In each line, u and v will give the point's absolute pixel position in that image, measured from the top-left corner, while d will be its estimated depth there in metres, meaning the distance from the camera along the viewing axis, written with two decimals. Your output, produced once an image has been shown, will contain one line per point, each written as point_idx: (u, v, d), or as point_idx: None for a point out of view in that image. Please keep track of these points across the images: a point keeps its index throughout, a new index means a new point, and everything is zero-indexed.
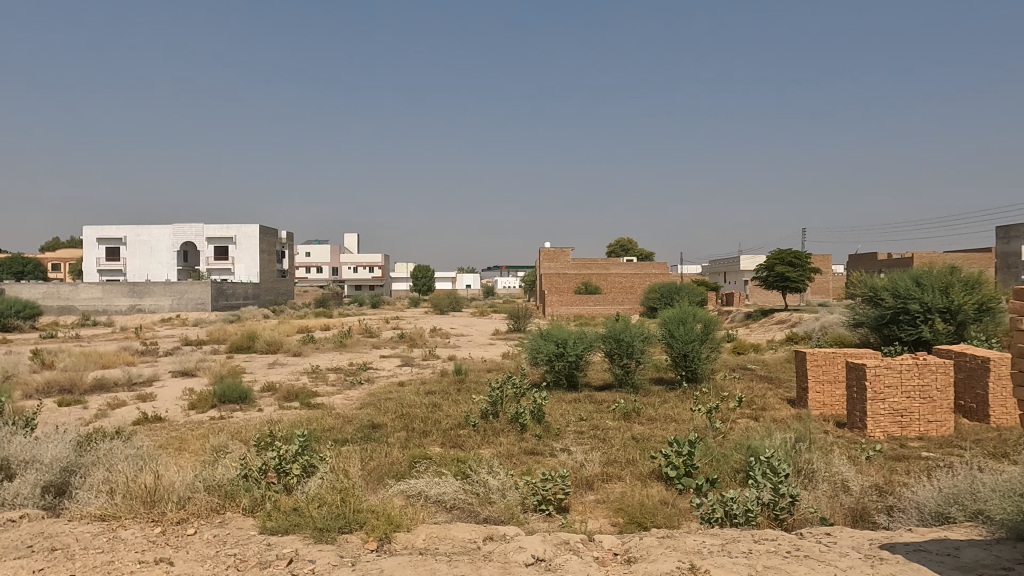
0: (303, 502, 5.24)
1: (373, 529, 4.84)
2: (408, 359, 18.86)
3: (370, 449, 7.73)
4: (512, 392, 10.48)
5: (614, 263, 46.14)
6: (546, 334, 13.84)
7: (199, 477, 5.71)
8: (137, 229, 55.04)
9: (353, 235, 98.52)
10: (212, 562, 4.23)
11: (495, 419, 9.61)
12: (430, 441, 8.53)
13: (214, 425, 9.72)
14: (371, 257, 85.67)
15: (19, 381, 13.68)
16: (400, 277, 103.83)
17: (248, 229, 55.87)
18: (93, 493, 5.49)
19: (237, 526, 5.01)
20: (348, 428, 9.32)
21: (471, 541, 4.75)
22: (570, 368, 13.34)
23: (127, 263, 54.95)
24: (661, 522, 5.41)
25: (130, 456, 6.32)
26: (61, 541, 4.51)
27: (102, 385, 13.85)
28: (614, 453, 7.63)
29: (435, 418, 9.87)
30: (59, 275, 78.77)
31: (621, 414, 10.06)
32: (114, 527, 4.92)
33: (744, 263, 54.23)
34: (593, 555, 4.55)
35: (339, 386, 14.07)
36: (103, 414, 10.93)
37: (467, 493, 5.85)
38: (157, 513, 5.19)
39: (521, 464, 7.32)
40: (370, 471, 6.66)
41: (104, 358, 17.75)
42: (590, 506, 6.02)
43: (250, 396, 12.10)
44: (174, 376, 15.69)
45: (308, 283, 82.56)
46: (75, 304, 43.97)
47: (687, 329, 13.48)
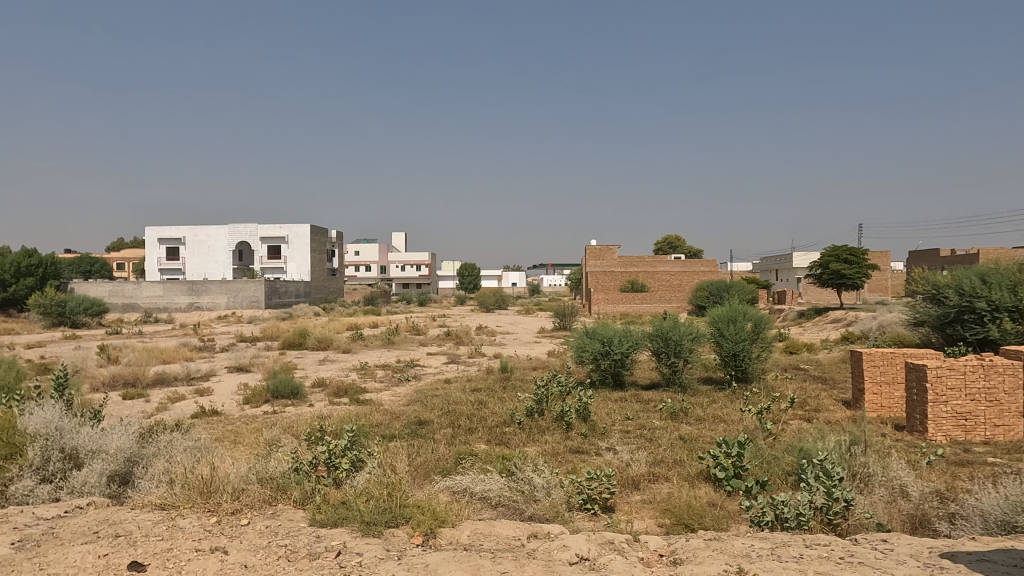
0: (352, 496, 5.33)
1: (419, 523, 4.90)
2: (455, 357, 19.10)
3: (417, 446, 7.84)
4: (558, 389, 10.43)
5: (661, 262, 45.60)
6: (591, 332, 13.75)
7: (253, 470, 5.89)
8: (195, 229, 57.12)
9: (400, 233, 100.24)
10: (265, 551, 4.36)
11: (540, 417, 9.59)
12: (476, 438, 8.60)
13: (268, 419, 10.06)
14: (417, 254, 86.52)
15: (87, 375, 14.41)
16: (446, 276, 104.55)
17: (300, 229, 57.44)
18: (154, 483, 5.74)
19: (288, 518, 5.14)
20: (396, 423, 9.50)
21: (515, 539, 4.76)
22: (616, 366, 13.24)
23: (186, 262, 57.01)
24: (709, 524, 5.31)
25: (188, 448, 6.59)
26: (125, 528, 4.71)
27: (162, 379, 14.42)
28: (661, 453, 7.54)
29: (480, 416, 9.90)
30: (123, 272, 82.07)
31: (668, 413, 9.93)
32: (173, 516, 5.10)
33: (797, 260, 52.62)
34: (638, 556, 4.50)
35: (387, 382, 14.35)
36: (164, 407, 11.42)
37: (512, 490, 5.85)
38: (214, 503, 5.35)
39: (565, 462, 7.31)
40: (417, 467, 6.75)
41: (165, 353, 18.54)
42: (636, 506, 5.96)
43: (301, 391, 12.43)
44: (230, 371, 16.24)
45: (357, 282, 84.22)
46: (139, 301, 45.73)
47: (737, 328, 13.20)
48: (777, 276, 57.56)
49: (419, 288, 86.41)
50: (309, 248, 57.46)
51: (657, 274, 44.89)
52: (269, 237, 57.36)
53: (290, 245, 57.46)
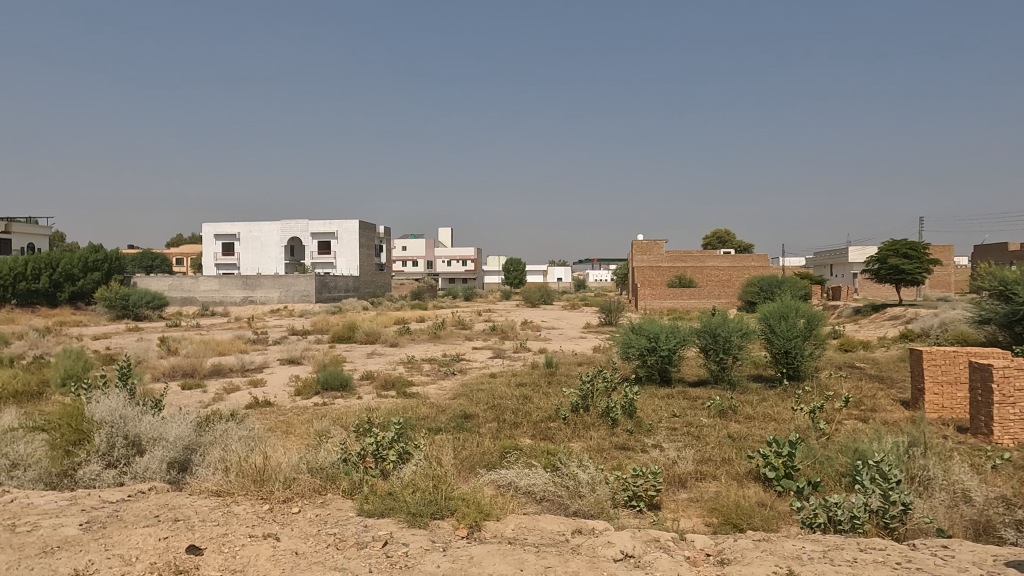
0: (398, 487, 5.42)
1: (464, 515, 4.95)
2: (500, 351, 19.19)
3: (462, 439, 7.92)
4: (603, 385, 10.36)
5: (710, 257, 44.77)
6: (637, 328, 13.61)
7: (304, 460, 6.05)
8: (249, 225, 58.82)
9: (447, 228, 101.09)
10: (314, 539, 4.47)
11: (586, 413, 9.55)
12: (521, 433, 8.62)
13: (318, 410, 10.32)
14: (463, 249, 87.07)
15: (149, 366, 15.04)
16: (492, 271, 104.98)
17: (349, 224, 58.55)
18: (211, 470, 5.95)
19: (337, 507, 5.26)
20: (442, 416, 9.62)
21: (560, 534, 4.76)
22: (663, 363, 13.07)
23: (240, 258, 58.82)
24: (758, 524, 5.20)
25: (243, 437, 6.81)
26: (183, 513, 4.91)
27: (218, 370, 14.93)
28: (709, 451, 7.42)
29: (526, 410, 9.93)
30: (182, 266, 85.14)
31: (716, 411, 9.75)
32: (228, 502, 5.29)
33: (854, 255, 50.88)
34: (684, 554, 4.44)
35: (434, 376, 14.54)
36: (220, 397, 11.83)
37: (557, 485, 5.85)
38: (266, 491, 5.51)
39: (611, 459, 7.26)
40: (462, 460, 6.81)
41: (221, 346, 19.19)
42: (683, 504, 5.88)
43: (350, 383, 12.68)
44: (282, 363, 16.69)
45: (404, 277, 85.41)
46: (197, 295, 47.40)
47: (789, 324, 12.85)
48: (832, 271, 55.83)
49: (465, 283, 87.01)
50: (358, 243, 58.54)
51: (705, 269, 43.99)
52: (319, 233, 58.67)
53: (340, 240, 58.64)
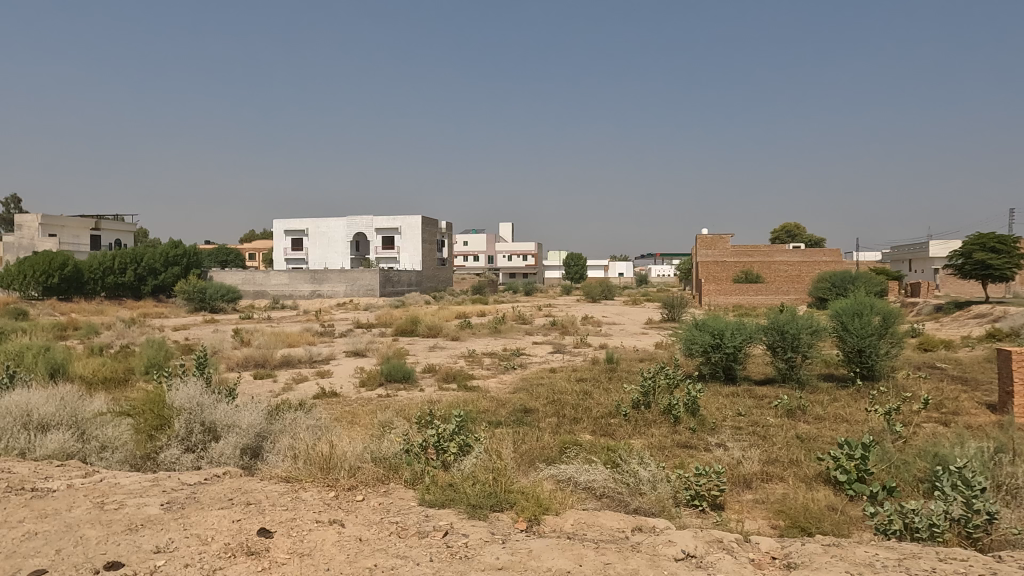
0: (459, 479, 5.49)
1: (523, 509, 4.97)
2: (560, 346, 19.16)
3: (522, 433, 7.94)
4: (665, 381, 10.19)
5: (778, 251, 43.32)
6: (701, 324, 13.32)
7: (368, 450, 6.21)
8: (317, 221, 60.71)
9: (508, 223, 101.59)
10: (377, 527, 4.59)
11: (647, 410, 9.42)
12: (580, 428, 8.59)
13: (382, 401, 10.59)
14: (524, 244, 87.27)
15: (224, 356, 15.78)
16: (552, 266, 104.81)
17: (412, 220, 59.61)
18: (281, 457, 6.19)
19: (399, 497, 5.38)
20: (502, 410, 9.69)
21: (619, 531, 4.71)
22: (728, 360, 12.73)
23: (309, 253, 60.81)
24: (828, 529, 4.99)
25: (311, 426, 7.05)
26: (254, 497, 5.12)
27: (288, 361, 15.51)
28: (776, 452, 7.19)
29: (586, 406, 9.88)
30: (254, 261, 88.72)
31: (784, 411, 9.44)
32: (296, 488, 5.48)
33: (935, 249, 48.18)
34: (748, 556, 4.32)
35: (494, 370, 14.66)
36: (289, 387, 12.30)
37: (617, 482, 5.80)
38: (332, 478, 5.69)
39: (672, 457, 7.14)
40: (522, 454, 6.84)
41: (291, 337, 19.92)
42: (748, 505, 5.72)
43: (413, 375, 12.93)
44: (347, 355, 17.17)
45: (466, 272, 86.37)
46: (268, 288, 49.24)
47: (863, 322, 12.30)
48: (910, 267, 53.06)
49: (526, 278, 87.27)
50: (421, 238, 59.53)
51: (773, 264, 42.66)
52: (383, 228, 59.98)
53: (403, 235, 59.78)
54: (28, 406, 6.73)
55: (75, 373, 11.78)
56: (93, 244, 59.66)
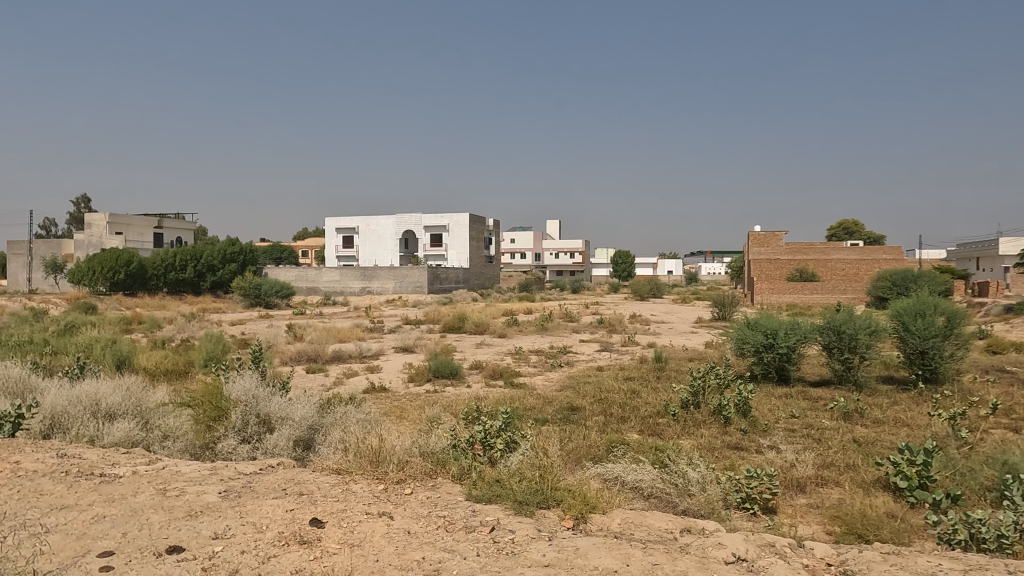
0: (505, 475, 5.50)
1: (570, 506, 4.95)
2: (607, 345, 19.01)
3: (569, 431, 7.91)
4: (715, 381, 9.99)
5: (835, 249, 41.94)
6: (754, 323, 13.02)
7: (417, 444, 6.29)
8: (368, 219, 61.82)
9: (555, 220, 101.35)
10: (425, 520, 4.64)
11: (697, 410, 9.25)
12: (628, 427, 8.51)
13: (429, 397, 10.72)
14: (571, 242, 86.88)
15: (278, 350, 16.24)
16: (600, 263, 104.08)
17: (460, 217, 60.06)
18: (332, 450, 6.33)
19: (447, 491, 5.43)
20: (548, 408, 9.68)
21: (668, 532, 4.65)
22: (781, 360, 12.40)
23: (359, 250, 61.99)
24: (888, 537, 4.81)
25: (361, 420, 7.20)
26: (307, 487, 5.25)
27: (339, 356, 15.84)
28: (831, 456, 6.97)
29: (634, 405, 9.77)
30: (307, 258, 90.95)
31: (841, 413, 9.14)
32: (347, 480, 5.59)
33: (1006, 247, 45.79)
34: (801, 562, 4.20)
35: (540, 367, 14.66)
36: (339, 381, 12.58)
37: (665, 482, 5.72)
38: (382, 471, 5.78)
39: (723, 458, 7.00)
40: (568, 452, 6.82)
41: (342, 333, 20.35)
42: (801, 510, 5.57)
43: (460, 372, 13.05)
44: (397, 351, 17.45)
45: (513, 269, 86.61)
46: (320, 285, 50.36)
47: (926, 322, 11.80)
48: (978, 266, 50.61)
49: (573, 275, 86.93)
50: (468, 235, 59.95)
51: (830, 262, 41.32)
52: (432, 226, 60.64)
53: (451, 233, 60.29)
54: (97, 396, 7.07)
55: (139, 365, 12.31)
56: (156, 242, 62.21)
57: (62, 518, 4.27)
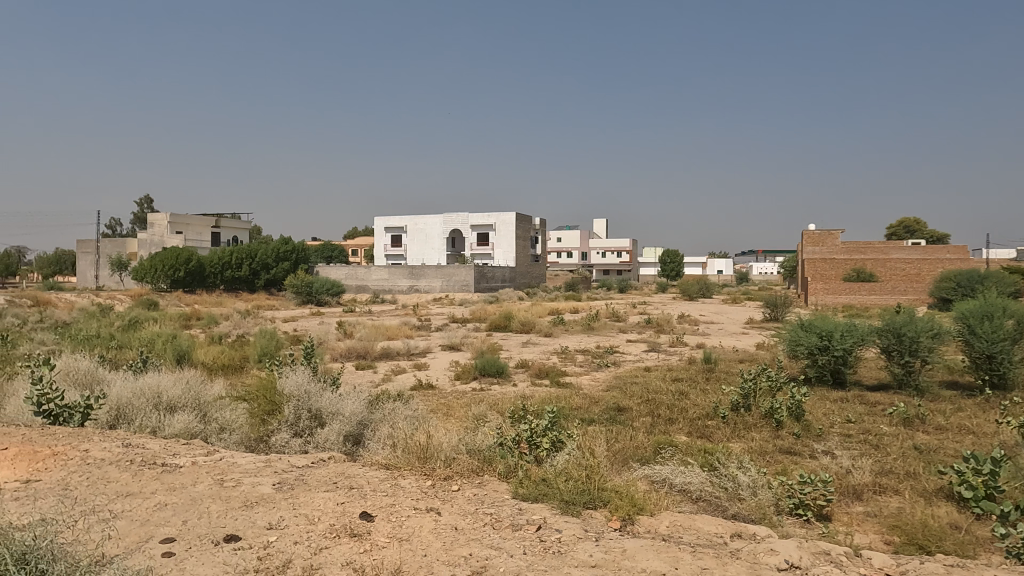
0: (552, 474, 5.49)
1: (617, 508, 4.91)
2: (655, 345, 18.78)
3: (616, 432, 7.85)
4: (767, 384, 9.75)
5: (895, 248, 40.40)
6: (808, 325, 12.66)
7: (463, 442, 6.35)
8: (416, 219, 62.62)
9: (602, 219, 100.64)
10: (472, 517, 4.68)
11: (747, 412, 9.05)
12: (676, 429, 8.39)
13: (476, 394, 10.79)
14: (619, 241, 86.06)
15: (330, 346, 16.62)
16: (647, 263, 102.85)
17: (507, 216, 60.24)
18: (381, 445, 6.44)
19: (493, 488, 5.45)
20: (595, 408, 9.62)
21: (718, 536, 4.56)
22: (837, 363, 12.01)
23: (407, 249, 62.85)
24: (950, 549, 4.60)
25: (409, 416, 7.31)
26: (357, 482, 5.36)
27: (387, 353, 16.09)
28: (890, 463, 6.72)
29: (682, 407, 9.63)
30: (357, 256, 92.69)
31: (900, 419, 8.80)
32: (396, 475, 5.67)
33: None
34: (858, 572, 4.06)
35: (587, 367, 14.59)
36: (388, 378, 12.80)
37: (714, 485, 5.62)
38: (429, 467, 5.85)
39: (774, 463, 6.83)
40: (615, 452, 6.76)
41: (390, 330, 20.69)
42: (857, 518, 5.38)
43: (506, 370, 13.09)
44: (444, 349, 17.62)
45: (560, 268, 86.43)
46: (369, 283, 51.25)
47: (994, 325, 11.24)
48: None
49: (620, 275, 86.18)
50: (515, 234, 60.08)
51: (889, 262, 39.81)
52: (479, 225, 61.00)
53: (498, 232, 60.52)
54: (159, 388, 7.39)
55: (198, 359, 12.78)
56: (214, 240, 64.39)
57: (127, 505, 4.46)
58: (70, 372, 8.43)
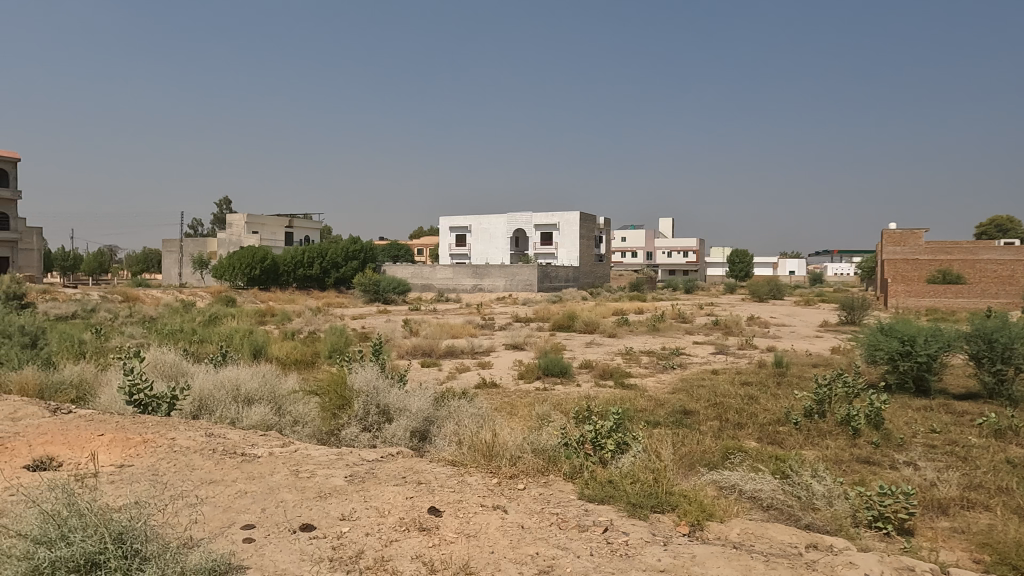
0: (618, 476, 5.43)
1: (685, 513, 4.81)
2: (723, 347, 18.29)
3: (682, 435, 7.69)
4: (843, 390, 9.35)
5: (984, 249, 37.97)
6: (888, 329, 12.06)
7: (528, 441, 6.36)
8: (480, 218, 63.22)
9: (668, 219, 98.90)
10: (538, 516, 4.68)
11: (821, 419, 8.71)
12: (745, 434, 8.15)
13: (539, 394, 10.80)
14: (685, 241, 84.29)
15: (396, 344, 16.98)
16: (714, 263, 100.47)
17: (570, 216, 60.00)
18: (447, 442, 6.53)
19: (559, 489, 5.44)
20: (660, 410, 9.46)
21: (792, 546, 4.40)
22: (920, 370, 11.38)
23: (471, 249, 63.51)
24: None
25: (473, 414, 7.38)
26: (424, 477, 5.46)
27: (452, 351, 16.32)
28: (979, 477, 6.32)
29: (752, 411, 9.35)
30: (422, 256, 94.49)
31: (990, 431, 8.27)
32: (462, 472, 5.73)
33: None
34: None
35: (652, 368, 14.38)
36: (453, 376, 12.97)
37: (786, 494, 5.44)
38: (495, 466, 5.88)
39: (851, 473, 6.54)
40: (682, 456, 6.62)
41: (455, 329, 20.95)
42: (942, 533, 5.09)
43: (570, 370, 13.04)
44: (507, 348, 17.71)
45: (624, 268, 85.49)
46: (434, 282, 52.08)
47: None
48: None
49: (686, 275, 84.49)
50: (578, 234, 59.77)
51: (977, 263, 37.46)
52: (542, 224, 61.01)
53: (561, 231, 60.36)
54: (239, 381, 7.75)
55: (272, 354, 13.31)
56: (287, 240, 66.86)
57: (211, 491, 4.69)
58: (158, 364, 8.94)
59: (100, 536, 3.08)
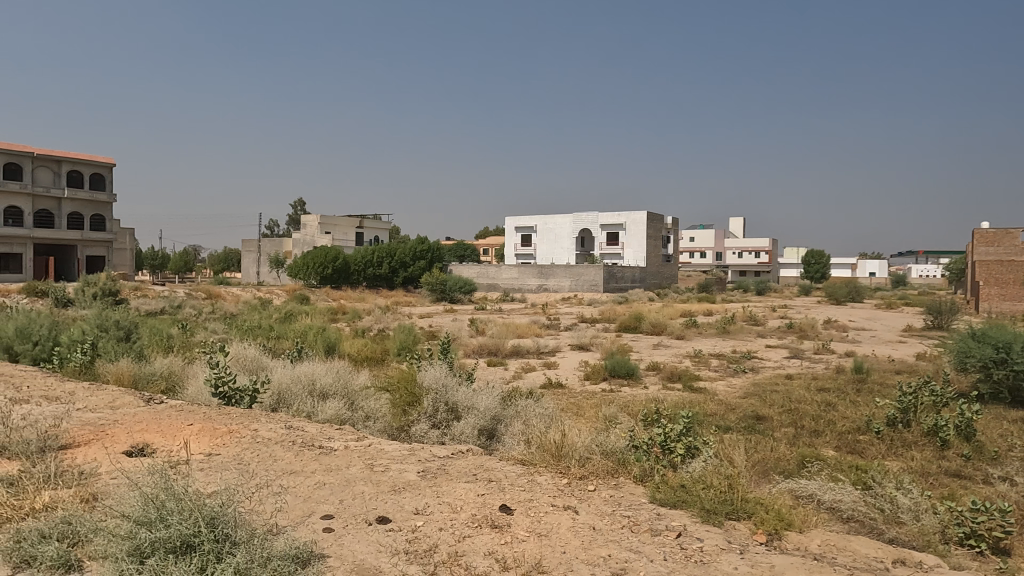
0: (690, 481, 5.32)
1: (762, 521, 4.66)
2: (798, 351, 17.66)
3: (754, 441, 7.47)
4: (930, 399, 8.87)
5: None
6: (981, 335, 11.33)
7: (597, 443, 6.31)
8: (546, 219, 63.29)
9: (738, 218, 96.20)
10: (609, 518, 4.64)
11: (906, 429, 8.28)
12: (822, 442, 7.84)
13: (606, 395, 10.72)
14: (756, 241, 81.78)
15: (462, 343, 17.20)
16: (787, 263, 97.09)
17: (637, 216, 59.22)
18: (515, 441, 6.56)
19: (629, 491, 5.38)
20: (732, 415, 9.21)
21: (878, 560, 4.20)
22: (1017, 379, 10.64)
23: (536, 249, 63.63)
24: None
25: (541, 415, 7.39)
26: (494, 475, 5.50)
27: (518, 350, 16.39)
28: None
29: (829, 419, 8.99)
30: (487, 256, 95.29)
31: None
32: (531, 471, 5.74)
33: None
34: None
35: (722, 372, 14.02)
36: (519, 375, 13.03)
37: (869, 506, 5.20)
38: (564, 466, 5.87)
39: (939, 486, 6.19)
40: (756, 463, 6.43)
41: (521, 329, 21.04)
42: None
43: (637, 373, 12.89)
44: (573, 349, 17.65)
45: (692, 268, 83.76)
46: (499, 282, 52.47)
47: None
48: None
49: (757, 276, 81.98)
50: (645, 234, 58.92)
51: None
52: (608, 224, 60.49)
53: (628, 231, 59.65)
54: (314, 377, 8.02)
55: (344, 351, 13.73)
56: (357, 240, 68.78)
57: (292, 481, 4.88)
58: (240, 359, 9.36)
59: (194, 520, 3.26)
